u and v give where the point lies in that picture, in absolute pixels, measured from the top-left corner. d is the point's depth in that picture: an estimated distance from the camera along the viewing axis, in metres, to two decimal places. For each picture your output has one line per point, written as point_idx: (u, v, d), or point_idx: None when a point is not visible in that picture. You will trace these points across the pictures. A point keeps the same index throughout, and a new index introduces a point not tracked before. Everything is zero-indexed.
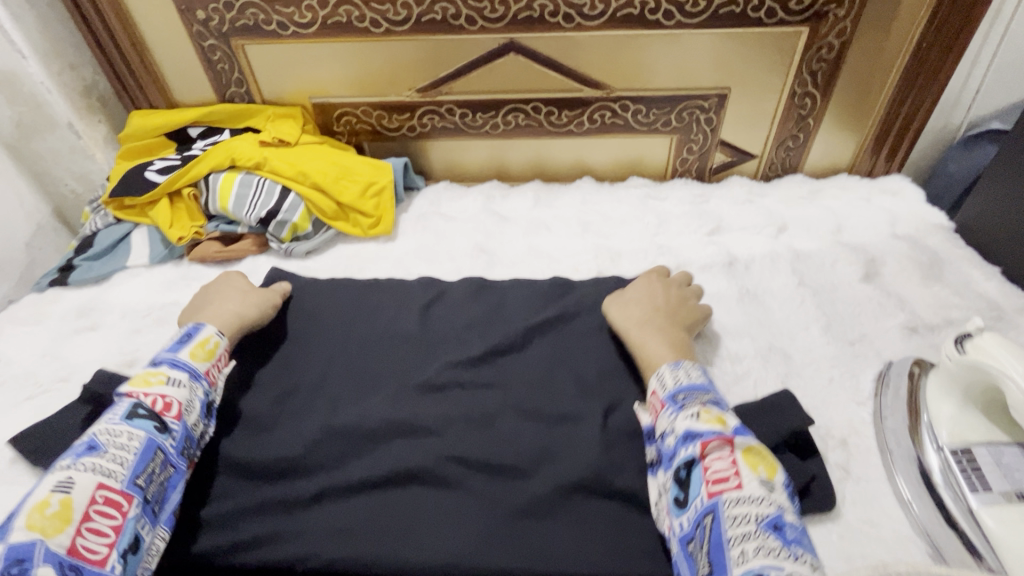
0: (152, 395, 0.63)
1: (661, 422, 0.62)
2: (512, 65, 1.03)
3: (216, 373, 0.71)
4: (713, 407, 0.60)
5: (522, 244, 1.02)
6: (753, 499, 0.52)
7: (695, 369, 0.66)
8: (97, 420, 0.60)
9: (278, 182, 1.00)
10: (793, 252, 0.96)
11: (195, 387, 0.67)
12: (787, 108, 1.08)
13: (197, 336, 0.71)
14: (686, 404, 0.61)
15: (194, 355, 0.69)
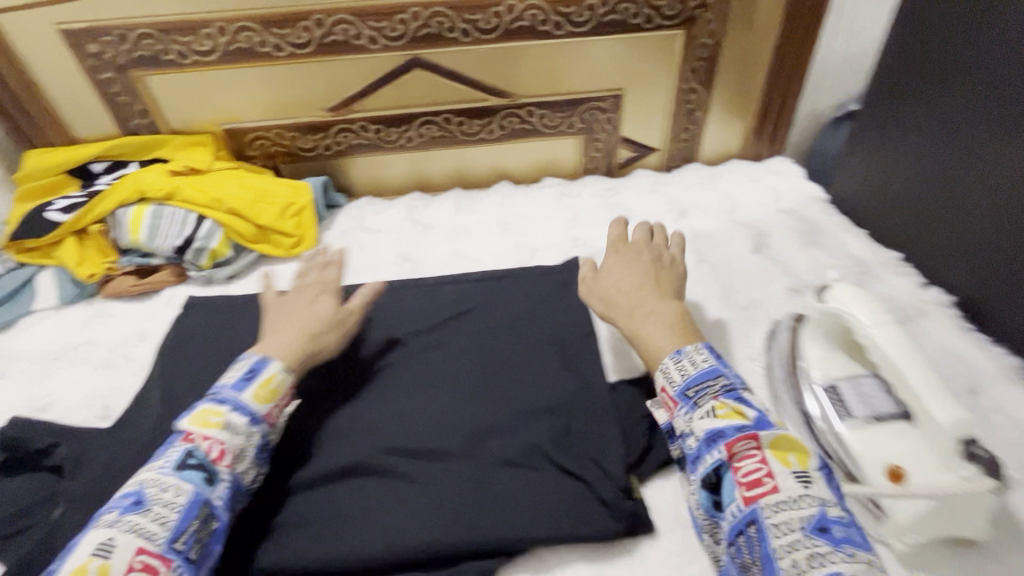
0: (207, 441, 0.58)
1: (681, 424, 0.59)
2: (419, 79, 1.08)
3: (277, 414, 0.64)
4: (728, 396, 0.58)
5: (446, 248, 1.06)
6: (792, 501, 0.49)
7: (700, 353, 0.63)
8: (149, 467, 0.56)
9: (192, 210, 0.99)
10: (693, 234, 1.05)
11: (258, 432, 0.61)
12: (677, 104, 1.18)
13: (262, 373, 0.64)
14: (700, 399, 0.58)
15: (257, 396, 0.63)
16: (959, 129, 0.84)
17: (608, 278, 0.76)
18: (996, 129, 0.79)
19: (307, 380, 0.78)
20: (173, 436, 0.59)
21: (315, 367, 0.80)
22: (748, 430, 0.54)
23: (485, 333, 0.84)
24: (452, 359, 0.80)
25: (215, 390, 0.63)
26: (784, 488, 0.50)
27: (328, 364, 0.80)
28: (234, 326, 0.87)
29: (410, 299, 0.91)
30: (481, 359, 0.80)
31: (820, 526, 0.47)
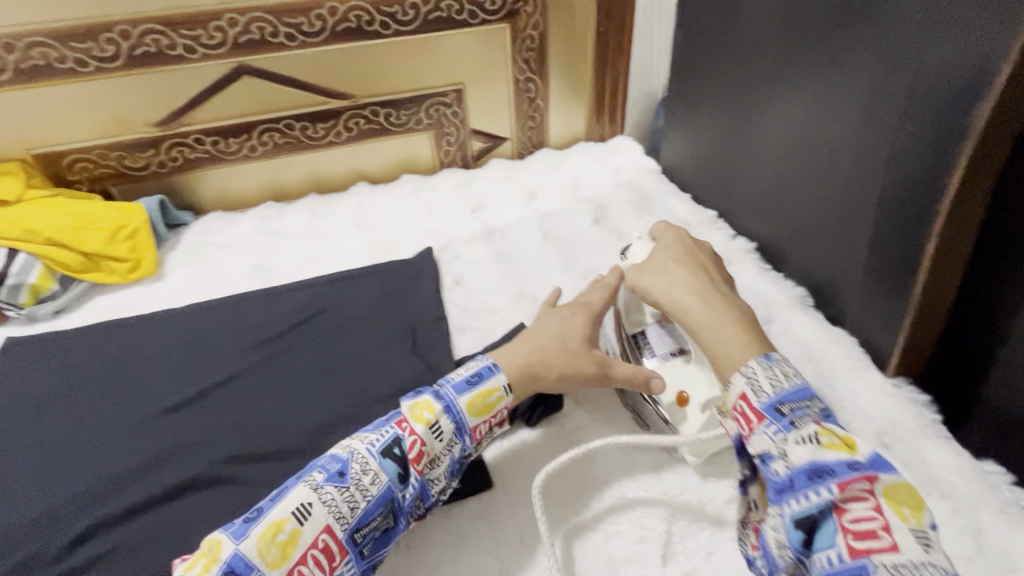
0: (408, 437, 0.59)
1: (764, 441, 0.49)
2: (249, 87, 1.06)
3: (484, 432, 0.63)
4: (827, 421, 0.50)
5: (300, 254, 1.05)
6: (911, 565, 0.41)
7: (788, 364, 0.54)
8: (362, 436, 0.59)
9: (2, 245, 0.91)
10: (540, 214, 1.12)
11: (456, 442, 0.61)
12: (517, 94, 1.25)
13: (483, 383, 0.64)
14: (797, 420, 0.49)
15: (470, 405, 0.62)
16: (737, 96, 0.97)
17: (669, 281, 0.66)
18: (761, 93, 0.92)
19: (145, 404, 0.76)
20: (395, 412, 0.62)
21: (155, 391, 0.77)
22: (864, 470, 0.45)
23: (338, 333, 0.86)
24: (305, 361, 0.82)
25: (442, 382, 0.64)
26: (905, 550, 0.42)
27: (170, 385, 0.78)
28: (61, 361, 0.82)
29: (261, 310, 0.90)
30: (333, 359, 0.82)
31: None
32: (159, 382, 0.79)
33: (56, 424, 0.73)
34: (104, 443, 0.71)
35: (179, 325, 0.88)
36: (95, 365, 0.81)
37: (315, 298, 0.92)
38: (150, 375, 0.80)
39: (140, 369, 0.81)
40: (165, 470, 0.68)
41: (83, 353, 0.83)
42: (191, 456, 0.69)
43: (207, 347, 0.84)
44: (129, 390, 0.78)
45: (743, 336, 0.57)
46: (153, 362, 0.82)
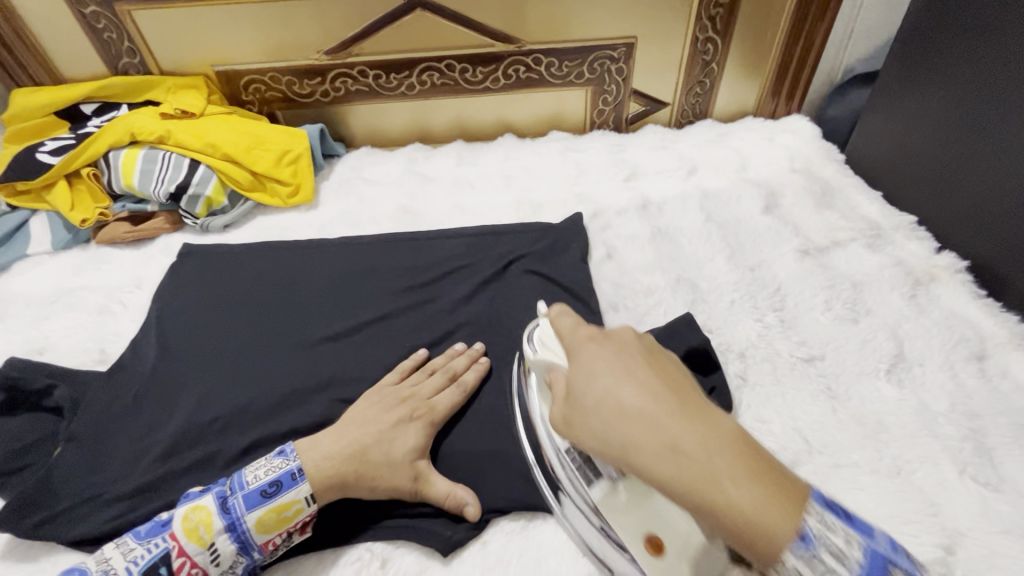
0: (181, 558, 0.54)
1: (791, 567, 0.39)
2: (420, 22, 1.02)
3: (275, 544, 0.58)
4: (814, 501, 0.42)
5: (446, 202, 1.03)
6: None
7: (752, 441, 0.44)
8: (205, 504, 0.57)
9: (185, 156, 0.96)
10: (701, 192, 1.01)
11: (240, 559, 0.56)
12: (692, 55, 1.12)
13: (280, 497, 0.57)
14: (807, 524, 0.40)
15: (259, 524, 0.56)
16: (970, 78, 0.81)
17: (600, 380, 0.47)
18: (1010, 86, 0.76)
19: (306, 330, 0.78)
20: (226, 486, 0.58)
21: (314, 319, 0.80)
22: (876, 549, 0.39)
23: (487, 291, 0.83)
24: (454, 315, 0.81)
25: (235, 488, 0.58)
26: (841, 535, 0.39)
27: (328, 315, 0.80)
28: (231, 273, 0.86)
29: (411, 253, 0.90)
30: (482, 317, 0.80)
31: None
32: (317, 311, 0.81)
33: (227, 334, 0.77)
34: (268, 360, 0.74)
35: (332, 256, 0.89)
36: (260, 284, 0.85)
37: (463, 249, 0.90)
38: (309, 302, 0.82)
39: (301, 293, 0.83)
40: (324, 398, 0.71)
41: (250, 270, 0.87)
42: (351, 389, 0.72)
43: (361, 283, 0.85)
44: (291, 314, 0.80)
45: (757, 483, 0.41)
46: (312, 289, 0.84)
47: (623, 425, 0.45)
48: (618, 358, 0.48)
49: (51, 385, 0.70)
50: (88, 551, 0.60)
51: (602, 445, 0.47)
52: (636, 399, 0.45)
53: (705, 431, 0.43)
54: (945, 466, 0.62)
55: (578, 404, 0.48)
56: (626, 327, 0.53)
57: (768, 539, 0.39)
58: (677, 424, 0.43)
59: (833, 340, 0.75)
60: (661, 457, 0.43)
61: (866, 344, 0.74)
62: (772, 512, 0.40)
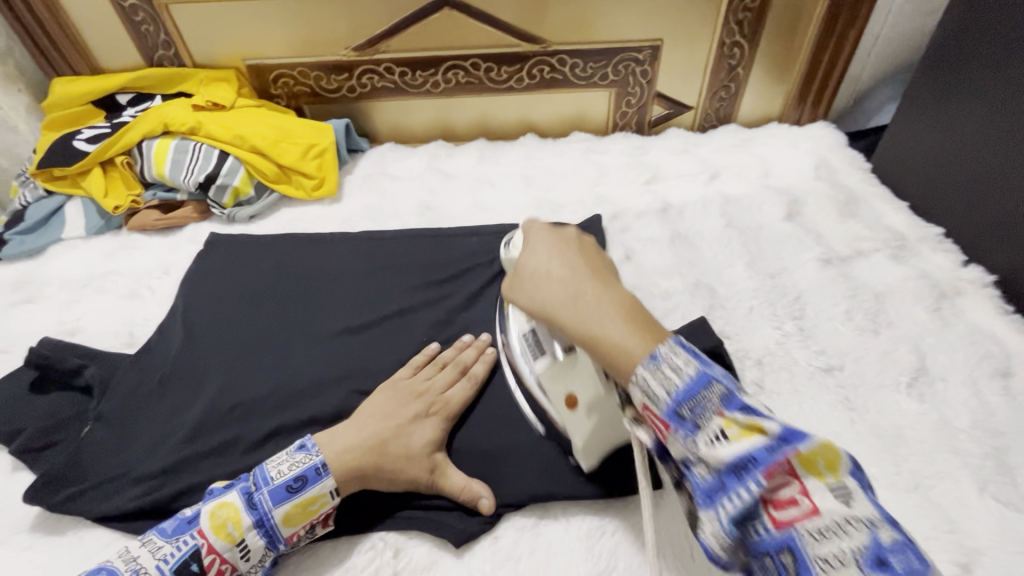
0: (212, 554, 0.55)
1: (680, 449, 0.47)
2: (447, 20, 1.03)
3: (299, 536, 0.60)
4: (733, 407, 0.45)
5: (467, 199, 1.04)
6: (834, 527, 0.40)
7: (680, 351, 0.48)
8: (231, 500, 0.58)
9: (215, 147, 0.98)
10: (723, 197, 1.01)
11: (268, 551, 0.58)
12: (718, 59, 1.11)
13: (307, 492, 0.59)
14: (701, 421, 0.46)
15: (287, 518, 0.58)
16: (1004, 88, 0.80)
17: (538, 256, 0.60)
18: None
19: (326, 321, 0.80)
20: (250, 481, 0.59)
21: (334, 310, 0.81)
22: (781, 449, 0.42)
23: (504, 289, 0.84)
24: (471, 312, 0.81)
25: (260, 482, 0.59)
26: (823, 511, 0.40)
27: (348, 307, 0.82)
28: (255, 263, 0.88)
29: (430, 250, 0.91)
30: (499, 315, 0.81)
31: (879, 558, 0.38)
32: (338, 302, 0.83)
33: (250, 322, 0.79)
34: (289, 349, 0.76)
35: (353, 249, 0.91)
36: (283, 274, 0.87)
37: (482, 247, 0.90)
38: (330, 293, 0.84)
39: (322, 285, 0.85)
40: (343, 389, 0.72)
41: (273, 260, 0.89)
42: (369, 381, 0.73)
43: (381, 277, 0.86)
44: (312, 305, 0.82)
45: (639, 332, 0.50)
46: (333, 281, 0.86)
47: (541, 283, 0.59)
48: (558, 246, 0.61)
49: (83, 365, 0.73)
50: (115, 526, 0.62)
51: (528, 297, 0.59)
52: (562, 270, 0.58)
53: (608, 293, 0.55)
54: (965, 482, 0.61)
55: (518, 274, 0.62)
56: (574, 228, 0.65)
57: (630, 360, 0.49)
58: (586, 282, 0.56)
59: (852, 351, 0.74)
60: (570, 303, 0.55)
61: (887, 356, 0.73)
62: (638, 346, 0.50)
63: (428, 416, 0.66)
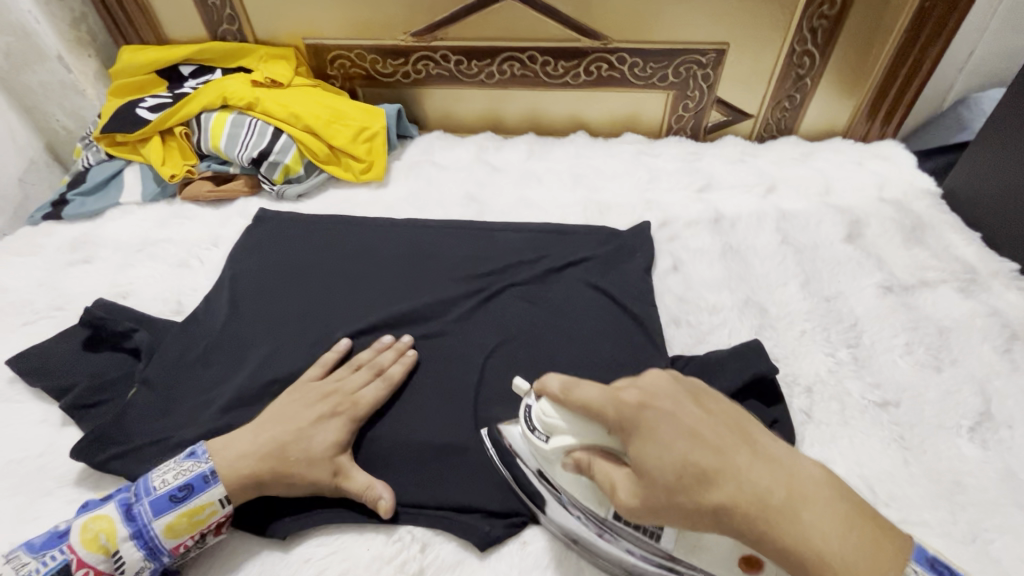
0: (84, 567, 0.53)
1: None
2: (508, 11, 1.02)
3: (187, 547, 0.58)
4: (921, 560, 0.45)
5: (513, 194, 1.02)
6: None
7: (910, 550, 0.44)
8: (110, 513, 0.56)
9: (270, 124, 0.99)
10: (779, 212, 0.97)
11: (148, 565, 0.56)
12: (785, 67, 1.06)
13: (192, 501, 0.57)
14: None
15: (169, 528, 0.56)
16: None
17: (674, 443, 0.44)
18: None
19: (366, 305, 0.80)
20: (132, 494, 0.57)
21: (376, 296, 0.82)
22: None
23: (545, 290, 0.83)
24: (510, 310, 0.80)
25: (141, 493, 0.57)
26: None
27: (388, 294, 0.82)
28: (304, 241, 0.89)
29: (473, 241, 0.90)
30: (538, 316, 0.79)
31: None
32: (377, 288, 0.83)
33: (293, 301, 0.80)
34: (329, 330, 0.77)
35: (397, 234, 0.91)
36: (328, 255, 0.87)
37: (525, 243, 0.89)
38: (372, 279, 0.84)
39: (364, 269, 0.85)
40: None
41: (319, 240, 0.89)
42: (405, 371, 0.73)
43: (423, 266, 0.86)
44: (353, 288, 0.83)
45: (834, 514, 0.43)
46: (375, 266, 0.86)
47: (717, 488, 0.43)
48: (696, 413, 0.46)
49: (133, 329, 0.75)
50: None
51: (692, 519, 0.44)
52: (709, 457, 0.43)
53: (794, 469, 0.45)
54: None
55: (674, 475, 0.43)
56: (659, 371, 0.50)
57: (820, 560, 0.41)
58: (751, 470, 0.43)
59: (910, 387, 0.70)
60: (767, 518, 0.42)
61: (948, 396, 0.69)
62: (869, 558, 0.42)
63: (335, 416, 0.65)
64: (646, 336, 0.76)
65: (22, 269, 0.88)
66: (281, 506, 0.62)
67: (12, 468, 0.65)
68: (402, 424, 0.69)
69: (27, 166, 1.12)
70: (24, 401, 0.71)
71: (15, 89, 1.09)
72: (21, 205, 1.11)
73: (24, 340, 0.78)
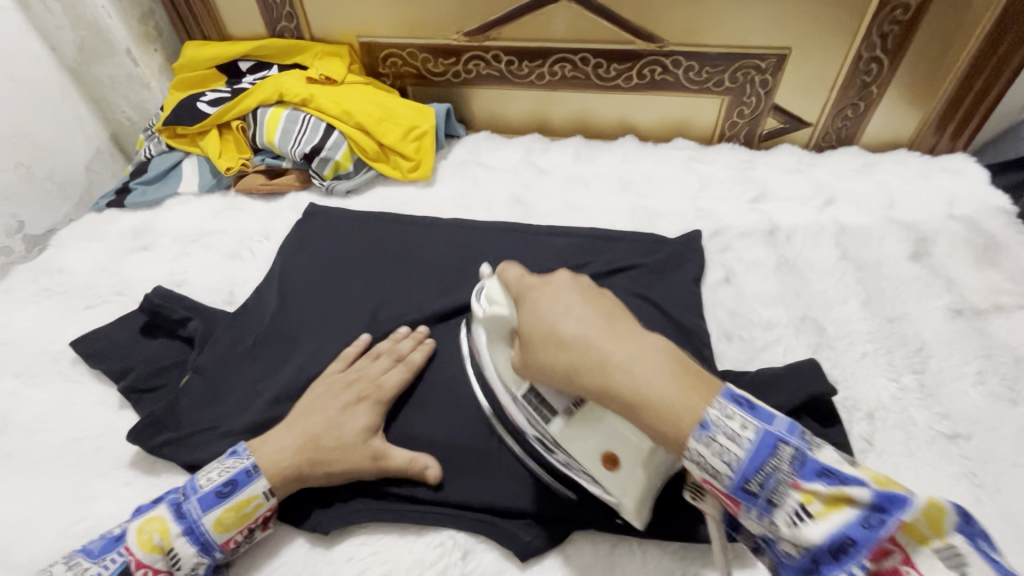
0: (144, 566, 0.54)
1: (756, 525, 0.42)
2: (563, 11, 1.00)
3: (238, 541, 0.58)
4: (806, 477, 0.40)
5: (560, 197, 1.01)
6: None
7: (730, 411, 0.42)
8: (160, 514, 0.56)
9: (323, 120, 1.01)
10: (839, 226, 0.92)
11: (202, 562, 0.56)
12: (850, 74, 1.01)
13: (238, 495, 0.58)
14: (774, 496, 0.41)
15: (218, 523, 0.56)
16: None
17: (577, 318, 0.48)
18: None
19: (411, 304, 0.80)
20: (178, 494, 0.58)
21: (420, 295, 0.82)
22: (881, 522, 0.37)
23: None
24: None
25: (188, 492, 0.58)
26: None
27: (433, 294, 0.82)
28: (351, 237, 0.90)
29: (518, 244, 0.89)
30: None
31: (819, 469, 0.40)
32: (422, 287, 0.83)
33: (340, 296, 0.81)
34: (375, 327, 0.77)
35: (443, 234, 0.91)
36: (374, 252, 0.88)
37: (571, 248, 0.88)
38: (418, 278, 0.84)
39: (409, 268, 0.86)
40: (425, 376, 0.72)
41: (367, 236, 0.90)
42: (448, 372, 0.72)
43: (467, 266, 0.86)
44: (399, 285, 0.83)
45: (685, 375, 0.44)
46: (420, 264, 0.86)
47: (566, 353, 0.47)
48: (579, 299, 0.50)
49: (188, 317, 0.76)
50: None
51: (551, 376, 0.50)
52: (574, 327, 0.48)
53: (651, 346, 0.46)
54: None
55: (545, 337, 0.49)
56: (566, 271, 0.53)
57: (681, 427, 0.42)
58: (607, 339, 0.46)
59: (982, 419, 0.66)
60: (603, 379, 0.45)
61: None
62: (676, 396, 0.43)
63: (361, 402, 0.65)
64: (696, 350, 0.74)
65: (87, 254, 0.91)
66: (331, 496, 0.63)
67: (74, 448, 0.67)
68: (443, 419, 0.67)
69: (93, 155, 1.17)
70: (84, 382, 0.73)
71: (86, 81, 1.14)
72: (86, 191, 1.16)
73: (86, 324, 0.81)
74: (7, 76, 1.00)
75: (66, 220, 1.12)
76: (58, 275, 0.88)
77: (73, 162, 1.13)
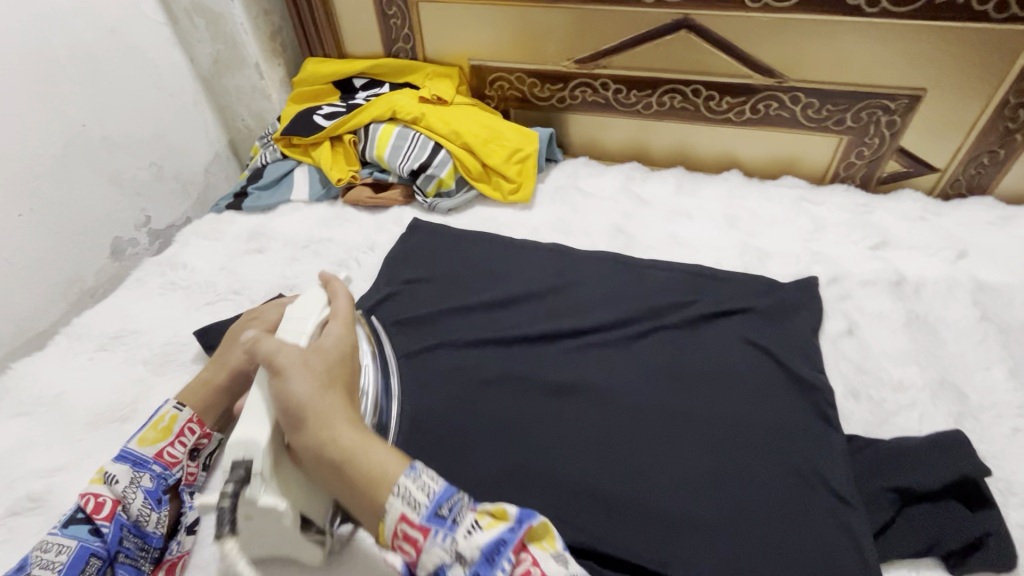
0: (86, 496, 0.56)
1: (433, 554, 0.44)
2: (680, 42, 0.99)
3: (174, 452, 0.61)
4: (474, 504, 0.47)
5: (663, 229, 0.98)
6: None
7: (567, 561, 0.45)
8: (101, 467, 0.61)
9: (431, 139, 1.04)
10: (975, 282, 0.85)
11: (141, 477, 0.58)
12: (991, 121, 0.94)
13: (154, 415, 0.62)
14: (457, 515, 0.45)
15: (140, 439, 0.60)
16: None
17: (311, 402, 0.50)
18: None
19: (512, 325, 0.80)
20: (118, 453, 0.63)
21: (522, 320, 0.81)
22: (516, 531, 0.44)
23: (699, 336, 0.77)
24: (660, 352, 0.76)
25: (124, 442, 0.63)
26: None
27: (534, 318, 0.81)
28: (458, 255, 0.92)
29: (623, 272, 0.88)
30: (691, 360, 0.74)
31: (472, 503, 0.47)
32: (523, 310, 0.83)
33: (442, 312, 0.82)
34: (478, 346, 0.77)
35: (543, 258, 0.90)
36: (478, 272, 0.89)
37: (677, 282, 0.85)
38: (516, 301, 0.84)
39: (511, 287, 0.86)
40: (538, 403, 0.70)
41: (471, 254, 0.92)
42: (567, 401, 0.70)
43: (566, 293, 0.85)
44: (501, 307, 0.83)
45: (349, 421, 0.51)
46: (521, 285, 0.86)
47: (347, 469, 0.48)
48: (307, 382, 0.51)
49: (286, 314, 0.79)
50: None
51: (322, 473, 0.50)
52: (301, 388, 0.50)
53: (310, 397, 0.50)
54: None
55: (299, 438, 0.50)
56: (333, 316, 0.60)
57: (384, 483, 0.47)
58: (323, 410, 0.50)
59: None
60: (372, 485, 0.47)
61: None
62: (384, 460, 0.49)
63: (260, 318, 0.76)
64: (818, 405, 0.68)
65: (208, 252, 0.96)
66: None
67: None
68: (542, 456, 0.65)
69: (212, 158, 1.25)
70: None
71: (215, 90, 1.22)
72: (203, 192, 1.24)
73: (206, 319, 0.85)
74: (153, 83, 1.09)
75: (186, 217, 1.20)
76: (183, 270, 0.93)
77: (195, 164, 1.21)
